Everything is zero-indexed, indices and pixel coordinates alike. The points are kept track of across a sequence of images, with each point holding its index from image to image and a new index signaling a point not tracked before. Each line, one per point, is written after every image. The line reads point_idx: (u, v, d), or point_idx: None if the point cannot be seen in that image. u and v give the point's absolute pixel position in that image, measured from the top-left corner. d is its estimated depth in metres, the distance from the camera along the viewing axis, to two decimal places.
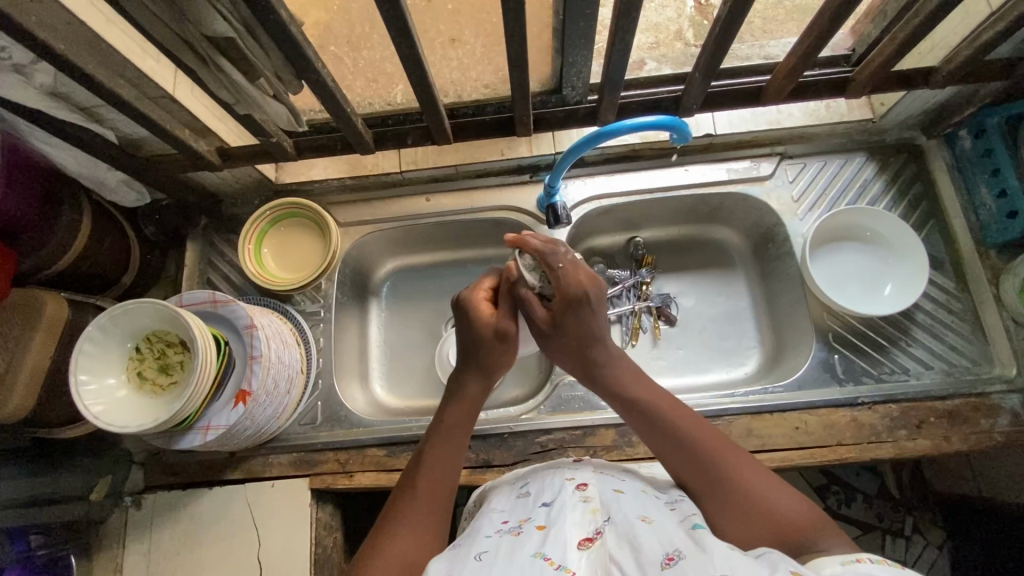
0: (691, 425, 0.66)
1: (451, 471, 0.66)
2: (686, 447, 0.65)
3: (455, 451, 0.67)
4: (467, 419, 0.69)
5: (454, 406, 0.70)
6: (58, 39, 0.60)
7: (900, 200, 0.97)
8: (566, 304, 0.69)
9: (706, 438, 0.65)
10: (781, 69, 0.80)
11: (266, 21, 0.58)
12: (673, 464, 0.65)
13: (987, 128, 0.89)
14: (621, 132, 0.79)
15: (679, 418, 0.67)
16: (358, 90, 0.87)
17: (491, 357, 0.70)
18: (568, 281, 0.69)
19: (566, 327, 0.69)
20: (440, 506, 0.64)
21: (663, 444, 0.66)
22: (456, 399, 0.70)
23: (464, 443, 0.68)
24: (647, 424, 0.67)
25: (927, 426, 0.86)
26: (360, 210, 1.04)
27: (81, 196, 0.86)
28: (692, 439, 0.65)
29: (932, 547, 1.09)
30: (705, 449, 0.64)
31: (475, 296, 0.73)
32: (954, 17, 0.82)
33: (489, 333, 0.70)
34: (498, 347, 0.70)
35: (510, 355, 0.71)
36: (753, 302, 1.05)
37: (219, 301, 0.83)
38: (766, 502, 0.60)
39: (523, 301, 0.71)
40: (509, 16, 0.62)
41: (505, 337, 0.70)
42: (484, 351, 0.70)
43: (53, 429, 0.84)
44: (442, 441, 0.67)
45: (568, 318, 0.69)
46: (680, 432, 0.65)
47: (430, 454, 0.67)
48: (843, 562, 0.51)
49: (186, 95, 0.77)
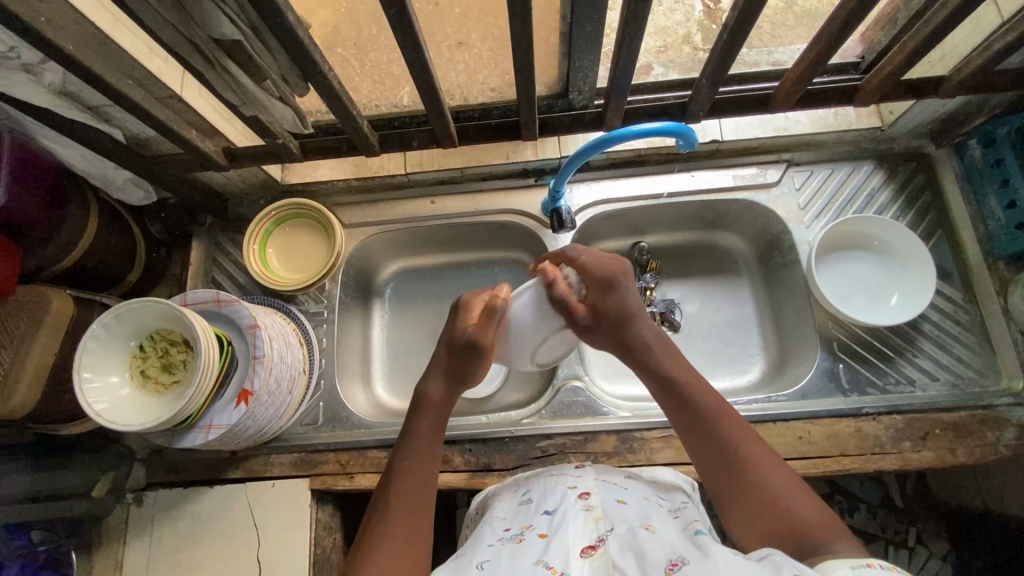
0: (724, 419, 0.66)
1: (427, 481, 0.66)
2: (717, 440, 0.65)
3: (426, 456, 0.68)
4: (433, 429, 0.70)
5: (421, 415, 0.71)
6: (66, 39, 0.60)
7: (908, 209, 0.96)
8: (601, 290, 0.72)
9: (736, 431, 0.65)
10: (790, 76, 0.79)
11: (274, 24, 0.58)
12: (701, 457, 0.66)
13: (996, 138, 0.88)
14: (628, 138, 0.78)
15: (714, 410, 0.67)
16: (365, 92, 0.87)
17: (458, 363, 0.74)
18: (596, 268, 0.73)
19: (607, 312, 0.71)
20: (420, 511, 0.64)
21: (694, 436, 0.67)
22: (420, 409, 0.72)
23: (434, 446, 0.69)
24: (681, 416, 0.68)
25: (932, 438, 0.85)
26: (365, 211, 1.04)
27: (88, 195, 0.86)
28: (723, 433, 0.65)
29: (935, 560, 1.08)
30: (734, 442, 0.64)
31: (471, 301, 0.78)
32: (968, 25, 0.80)
33: (463, 341, 0.74)
34: (467, 355, 0.74)
35: (480, 369, 0.75)
36: (756, 310, 1.05)
37: (222, 301, 0.84)
38: (779, 499, 0.60)
39: (563, 298, 0.73)
40: (515, 21, 0.62)
41: (475, 348, 0.73)
42: (455, 357, 0.74)
43: (58, 428, 0.85)
44: (414, 452, 0.68)
45: (604, 303, 0.71)
46: (711, 424, 0.66)
47: (406, 461, 0.67)
48: (854, 566, 0.50)
49: (193, 96, 0.78)
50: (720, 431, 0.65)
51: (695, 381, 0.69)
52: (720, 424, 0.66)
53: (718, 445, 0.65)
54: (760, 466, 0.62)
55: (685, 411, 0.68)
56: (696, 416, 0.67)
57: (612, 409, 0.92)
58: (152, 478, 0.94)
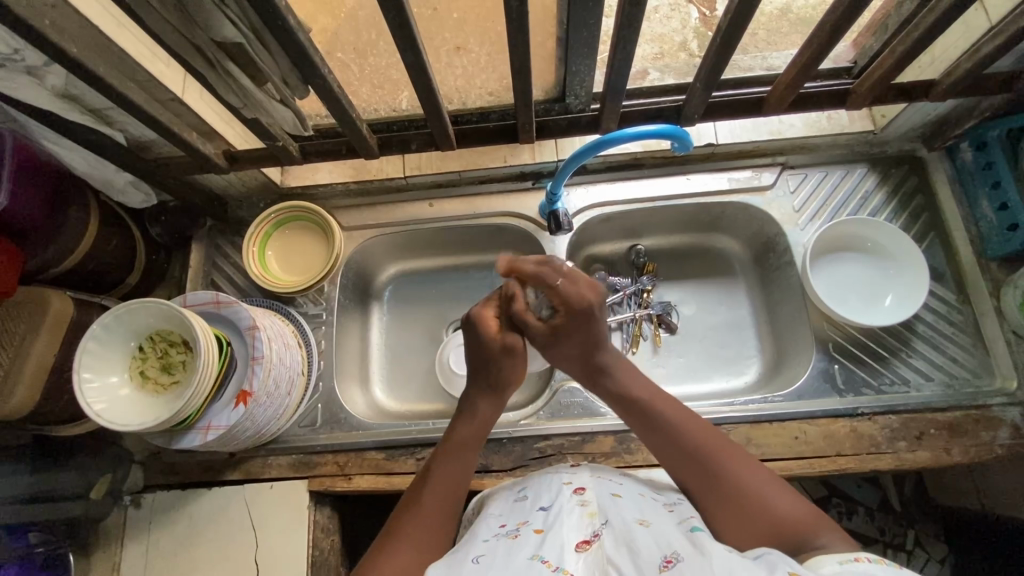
0: (691, 428, 0.67)
1: (456, 490, 0.66)
2: (689, 451, 0.65)
3: (463, 471, 0.68)
4: (474, 440, 0.70)
5: (464, 425, 0.71)
6: (70, 42, 0.61)
7: (902, 212, 0.98)
8: (568, 316, 0.72)
9: (704, 438, 0.66)
10: (783, 78, 0.80)
11: (275, 27, 0.59)
12: (674, 469, 0.66)
13: (987, 142, 0.89)
14: (622, 141, 0.79)
15: (680, 421, 0.67)
16: (364, 96, 0.88)
17: (499, 368, 0.72)
18: (572, 295, 0.72)
19: (568, 335, 0.72)
20: (445, 518, 0.64)
21: (665, 445, 0.67)
22: (464, 418, 0.72)
23: (472, 464, 0.69)
24: (648, 433, 0.68)
25: (927, 438, 0.86)
26: (364, 214, 1.05)
27: (89, 197, 0.87)
28: (691, 443, 0.66)
29: (934, 562, 1.08)
30: (704, 449, 0.65)
31: (481, 313, 0.75)
32: (957, 30, 0.82)
33: (495, 347, 0.72)
34: (505, 359, 0.72)
35: (518, 367, 0.74)
36: (752, 311, 1.05)
37: (222, 302, 0.84)
38: (756, 500, 0.61)
39: (521, 315, 0.73)
40: (512, 25, 0.63)
41: (510, 350, 0.72)
42: (492, 368, 0.73)
43: (56, 429, 0.85)
44: (450, 460, 0.68)
45: (568, 332, 0.72)
46: (680, 431, 0.66)
47: (442, 469, 0.67)
48: (843, 560, 0.50)
49: (194, 99, 0.79)
50: (686, 435, 0.66)
51: (658, 395, 0.70)
52: (687, 434, 0.66)
53: (691, 452, 0.65)
54: (733, 470, 0.63)
55: (652, 424, 0.68)
56: (661, 430, 0.67)
57: (610, 410, 0.93)
58: (151, 480, 0.94)
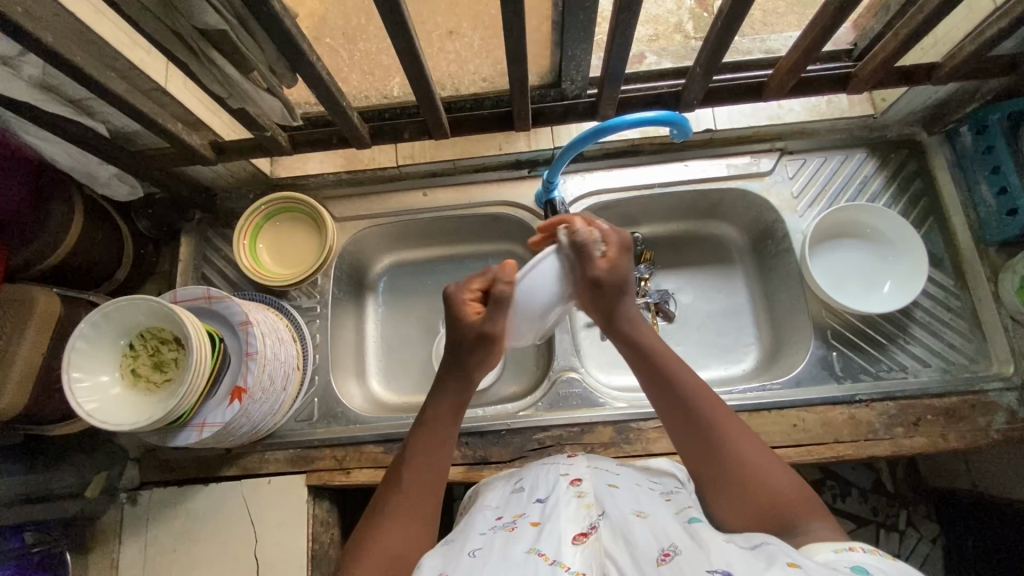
0: (705, 400, 0.66)
1: (438, 472, 0.66)
2: (691, 418, 0.65)
3: (438, 450, 0.67)
4: (450, 415, 0.69)
5: (440, 400, 0.70)
6: (47, 30, 0.59)
7: (901, 196, 0.97)
8: (620, 252, 0.70)
9: (717, 413, 0.65)
10: (783, 65, 0.79)
11: (260, 13, 0.57)
12: (682, 440, 0.66)
13: (988, 126, 0.87)
14: (621, 128, 0.77)
15: (693, 392, 0.66)
16: (354, 83, 0.85)
17: (470, 358, 0.70)
18: (615, 232, 0.71)
19: (620, 274, 0.69)
20: (426, 500, 0.64)
21: (676, 417, 0.66)
22: (441, 399, 0.70)
23: (450, 442, 0.68)
24: (659, 395, 0.67)
25: (923, 424, 0.86)
26: (356, 204, 1.03)
27: (73, 191, 0.84)
28: (702, 416, 0.65)
29: (926, 542, 1.10)
30: (711, 419, 0.64)
31: (459, 295, 0.72)
32: (960, 11, 0.81)
33: (473, 334, 0.69)
34: (478, 349, 0.70)
35: (492, 355, 0.71)
36: (750, 299, 1.05)
37: (213, 297, 0.82)
38: (758, 477, 0.61)
39: (588, 244, 0.67)
40: (506, 9, 0.61)
41: (485, 339, 0.69)
42: (465, 351, 0.70)
43: (47, 428, 0.83)
44: (429, 436, 0.67)
45: (621, 265, 0.69)
46: (692, 406, 0.65)
47: (417, 446, 0.67)
48: (836, 549, 0.51)
49: (178, 88, 0.76)
50: (697, 410, 0.65)
51: (672, 356, 0.69)
52: (702, 407, 0.65)
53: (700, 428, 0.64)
54: (735, 444, 0.63)
55: (668, 401, 0.66)
56: (673, 395, 0.66)
57: (608, 400, 0.92)
58: (146, 477, 0.93)
